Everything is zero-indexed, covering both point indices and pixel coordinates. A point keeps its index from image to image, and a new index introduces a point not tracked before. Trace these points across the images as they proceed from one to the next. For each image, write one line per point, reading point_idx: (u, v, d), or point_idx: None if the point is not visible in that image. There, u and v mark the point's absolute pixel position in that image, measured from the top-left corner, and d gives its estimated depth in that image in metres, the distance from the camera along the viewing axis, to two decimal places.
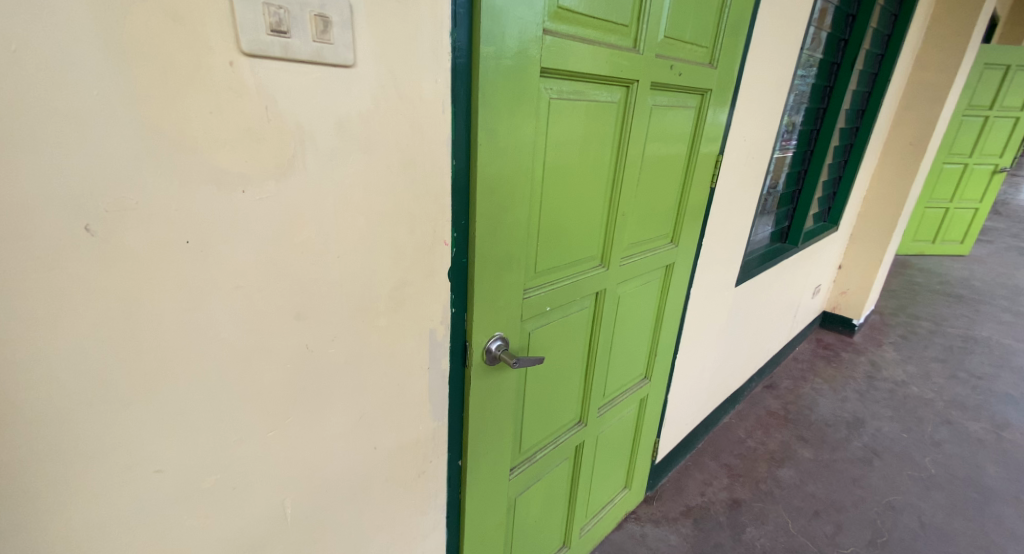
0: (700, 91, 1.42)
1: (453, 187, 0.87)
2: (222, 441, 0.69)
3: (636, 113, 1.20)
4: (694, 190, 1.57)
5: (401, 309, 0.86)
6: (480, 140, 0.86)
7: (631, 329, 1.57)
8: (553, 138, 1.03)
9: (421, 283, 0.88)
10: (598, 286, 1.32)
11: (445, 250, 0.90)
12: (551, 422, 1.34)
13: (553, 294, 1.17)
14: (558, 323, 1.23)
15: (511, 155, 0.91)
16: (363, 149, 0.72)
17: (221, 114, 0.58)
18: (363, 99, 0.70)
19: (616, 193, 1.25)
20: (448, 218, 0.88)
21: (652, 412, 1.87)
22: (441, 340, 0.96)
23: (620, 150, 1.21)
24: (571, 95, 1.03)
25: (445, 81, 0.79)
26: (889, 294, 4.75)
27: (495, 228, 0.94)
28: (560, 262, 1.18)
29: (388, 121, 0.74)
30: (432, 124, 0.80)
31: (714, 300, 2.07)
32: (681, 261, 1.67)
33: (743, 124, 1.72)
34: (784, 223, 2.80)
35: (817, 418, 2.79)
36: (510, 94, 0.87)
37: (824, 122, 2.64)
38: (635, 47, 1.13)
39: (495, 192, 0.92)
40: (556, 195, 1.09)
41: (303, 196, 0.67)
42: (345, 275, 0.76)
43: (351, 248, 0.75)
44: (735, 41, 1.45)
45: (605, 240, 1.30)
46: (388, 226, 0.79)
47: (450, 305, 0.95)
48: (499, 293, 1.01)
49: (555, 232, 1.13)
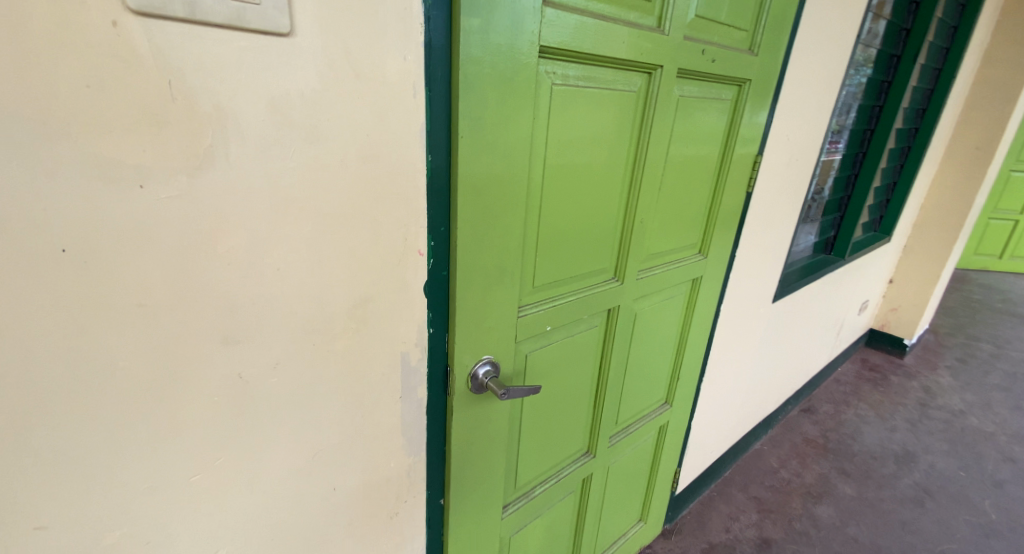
0: (737, 82, 1.24)
1: (430, 186, 0.73)
2: (127, 489, 0.58)
3: (659, 105, 1.04)
4: (728, 194, 1.39)
5: (364, 330, 0.73)
6: (462, 132, 0.72)
7: (650, 349, 1.41)
8: (556, 132, 0.88)
9: (390, 299, 0.75)
10: (610, 303, 1.16)
11: (420, 261, 0.76)
12: (552, 453, 1.20)
13: (555, 313, 1.03)
14: (561, 344, 1.09)
15: (502, 152, 0.77)
16: (308, 139, 0.59)
17: (104, 90, 0.46)
18: (306, 76, 0.57)
19: (634, 198, 1.10)
20: (423, 224, 0.75)
21: (673, 439, 1.69)
22: (417, 365, 0.82)
23: (639, 148, 1.05)
24: (580, 81, 0.89)
25: (418, 58, 0.66)
26: (945, 311, 4.38)
27: (481, 238, 0.80)
28: (565, 276, 1.03)
29: (341, 105, 0.60)
30: (401, 110, 0.66)
31: (747, 317, 1.88)
32: (710, 274, 1.49)
33: (787, 120, 1.53)
34: (830, 233, 2.55)
35: (861, 449, 2.53)
36: (500, 78, 0.73)
37: (880, 122, 2.39)
38: (658, 27, 0.97)
39: (483, 195, 0.78)
40: (559, 198, 0.94)
41: (228, 194, 0.55)
42: (289, 290, 0.63)
43: (297, 258, 0.63)
44: (780, 26, 1.26)
45: (620, 251, 1.14)
46: (346, 233, 0.66)
47: (428, 326, 0.81)
48: (487, 312, 0.87)
49: (558, 241, 0.98)
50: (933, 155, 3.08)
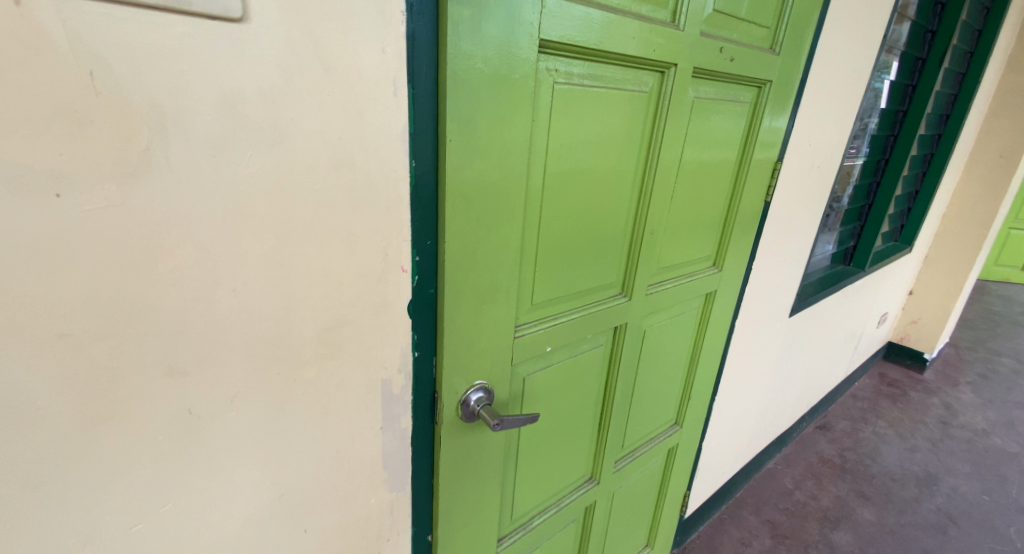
0: (757, 83, 1.15)
1: (414, 194, 0.65)
2: (54, 543, 0.50)
3: (672, 107, 0.95)
4: (745, 203, 1.29)
5: (338, 355, 0.65)
6: (451, 135, 0.64)
7: (660, 368, 1.31)
8: (559, 135, 0.80)
9: (369, 321, 0.66)
10: (616, 321, 1.07)
11: (403, 278, 0.68)
12: (551, 481, 1.11)
13: (556, 332, 0.94)
14: (563, 365, 1.00)
15: (497, 158, 0.69)
16: (267, 140, 0.51)
17: (7, 81, 0.38)
18: (263, 68, 0.49)
19: (644, 208, 1.01)
20: (407, 236, 0.67)
21: (682, 462, 1.60)
22: (401, 393, 0.74)
23: (650, 155, 0.97)
24: (585, 80, 0.80)
25: (398, 51, 0.58)
26: (965, 324, 4.23)
27: (473, 253, 0.72)
28: (567, 293, 0.95)
29: (307, 102, 0.53)
30: (379, 108, 0.58)
31: (762, 333, 1.78)
32: (724, 288, 1.39)
33: (809, 124, 1.43)
34: (849, 243, 2.45)
35: (880, 470, 2.41)
36: (494, 74, 0.65)
37: (903, 128, 2.28)
38: (672, 22, 0.88)
39: (475, 206, 0.70)
40: (561, 208, 0.86)
41: (168, 204, 0.47)
42: (246, 313, 0.55)
43: (256, 276, 0.55)
44: (803, 24, 1.18)
45: (628, 265, 1.06)
46: (316, 247, 0.58)
47: (413, 349, 0.73)
48: (479, 334, 0.79)
49: (560, 256, 0.90)
50: (956, 162, 2.95)
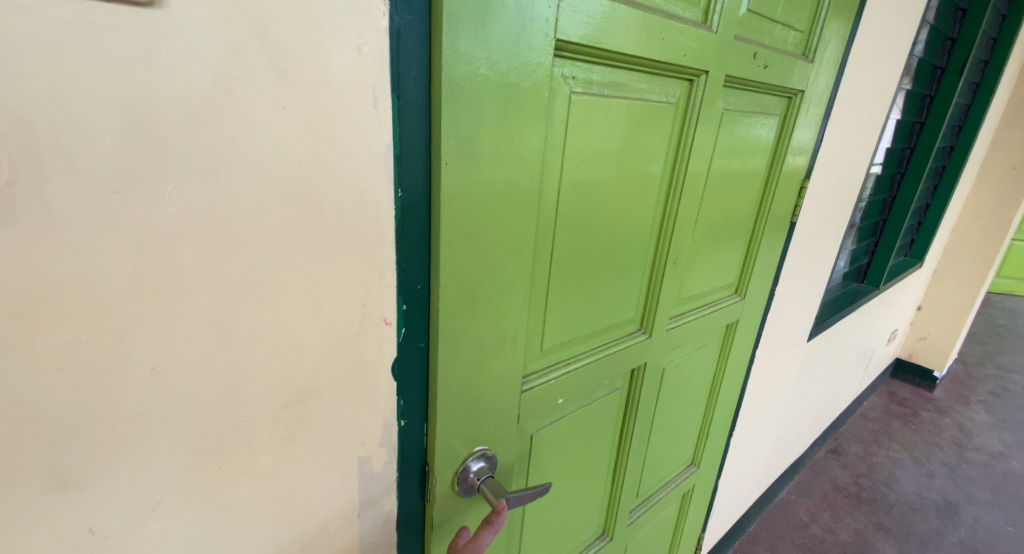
0: (788, 93, 1.03)
1: (400, 231, 0.52)
2: None
3: (701, 120, 0.83)
4: (770, 225, 1.17)
5: (302, 435, 0.51)
6: (448, 156, 0.50)
7: (678, 407, 1.18)
8: (575, 154, 0.67)
9: (342, 390, 0.53)
10: (634, 362, 0.94)
11: (387, 334, 0.55)
12: (561, 544, 0.97)
13: (569, 382, 0.81)
14: (575, 416, 0.87)
15: (504, 185, 0.56)
16: (199, 169, 0.38)
17: None
18: (192, 75, 0.36)
19: (667, 235, 0.89)
20: (392, 282, 0.53)
21: (698, 504, 1.46)
22: (384, 471, 0.60)
23: (674, 175, 0.85)
24: (606, 89, 0.68)
25: (379, 52, 0.45)
26: (972, 338, 4.13)
27: (475, 300, 0.59)
28: (581, 335, 0.81)
29: (255, 117, 0.40)
30: (354, 123, 0.45)
31: (780, 359, 1.65)
32: (746, 317, 1.27)
33: (837, 136, 1.31)
34: (863, 260, 2.33)
35: (898, 499, 2.29)
36: (501, 81, 0.52)
37: (920, 140, 2.18)
38: (705, 24, 0.76)
39: (477, 243, 0.56)
40: (576, 238, 0.73)
41: (53, 259, 0.35)
42: (172, 395, 0.42)
43: (185, 348, 0.41)
44: (838, 29, 1.07)
45: (648, 299, 0.93)
46: (270, 304, 0.45)
47: (399, 417, 0.59)
48: (481, 394, 0.65)
49: (575, 294, 0.77)
50: (968, 174, 2.86)
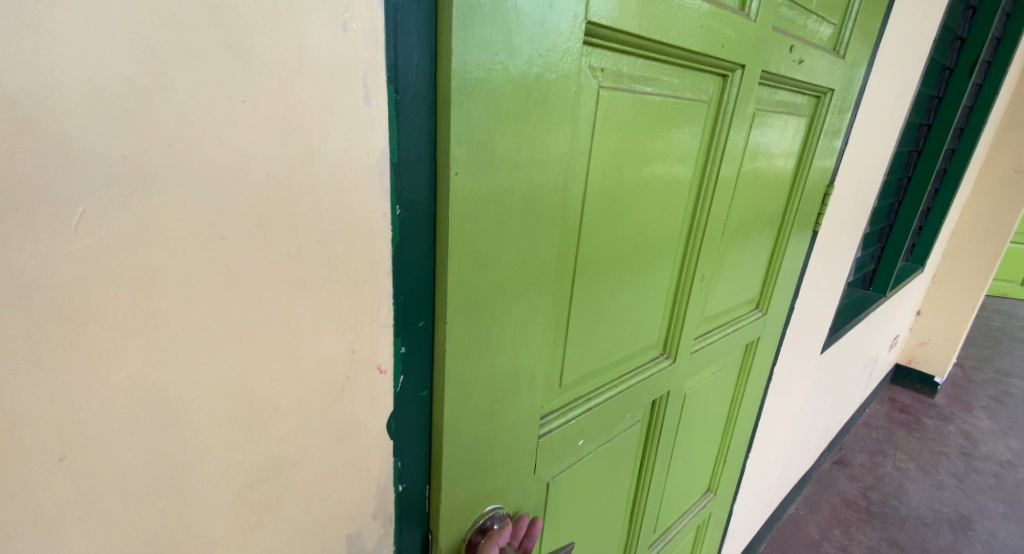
0: (817, 92, 0.95)
1: (398, 258, 0.41)
2: None
3: (733, 121, 0.73)
4: (794, 235, 1.08)
5: (275, 516, 0.41)
6: (458, 162, 0.40)
7: (698, 433, 1.09)
8: (599, 161, 0.57)
9: (324, 457, 0.42)
10: (657, 390, 0.85)
11: (380, 385, 0.44)
12: None
13: (589, 419, 0.71)
14: (594, 456, 0.77)
15: (525, 198, 0.46)
16: (121, 187, 0.28)
17: None
18: (106, 54, 0.26)
19: (694, 249, 0.79)
20: (387, 321, 0.43)
21: (713, 531, 1.37)
22: (377, 547, 0.50)
23: (704, 183, 0.75)
24: (636, 83, 0.58)
25: (372, 31, 0.35)
26: (969, 341, 4.10)
27: (490, 336, 0.48)
28: (603, 366, 0.71)
29: (203, 115, 0.29)
30: (338, 124, 0.35)
31: (794, 373, 1.56)
32: (767, 333, 1.18)
33: (861, 137, 1.23)
34: (869, 267, 2.26)
35: (909, 513, 2.21)
36: (522, 71, 0.42)
37: (928, 143, 2.11)
38: (742, 11, 0.67)
39: (493, 269, 0.46)
40: (599, 256, 0.63)
41: None
42: (93, 491, 0.31)
43: (110, 427, 0.31)
44: (869, 25, 0.98)
45: (673, 321, 0.83)
46: (228, 361, 0.34)
47: (396, 481, 0.49)
48: (495, 447, 0.54)
49: (597, 320, 0.67)
50: (971, 176, 2.81)
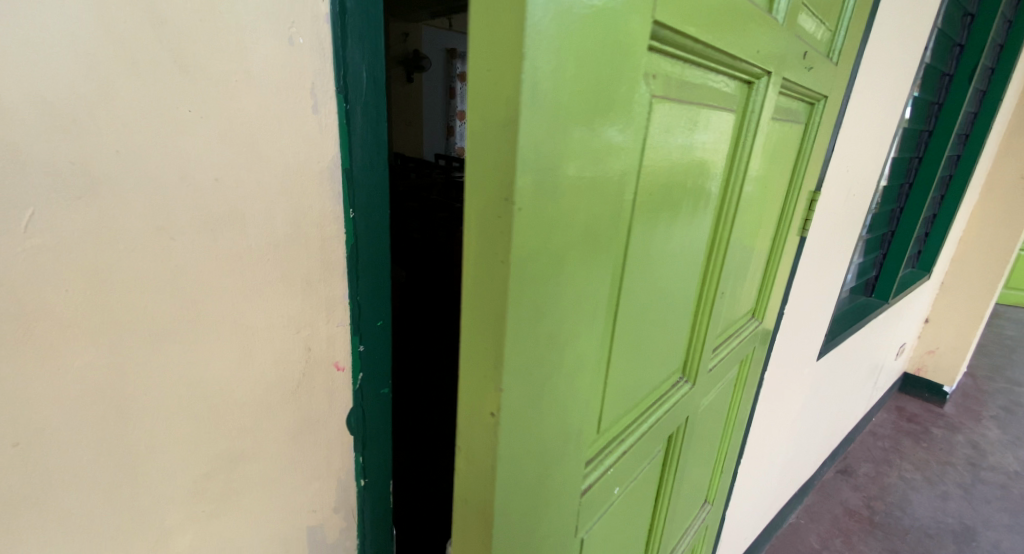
0: (815, 98, 0.95)
1: (354, 259, 0.43)
2: None
3: (761, 124, 0.61)
4: (787, 244, 1.09)
5: (229, 507, 0.42)
6: (522, 193, 0.29)
7: (700, 448, 1.02)
8: (648, 173, 0.43)
9: (279, 451, 0.44)
10: (677, 420, 0.71)
11: (338, 382, 0.46)
12: None
13: (620, 477, 0.57)
14: (618, 511, 0.61)
15: (584, 230, 0.35)
16: (68, 189, 0.30)
17: None
18: (53, 68, 0.28)
19: (716, 262, 0.66)
20: (343, 320, 0.44)
21: (709, 538, 1.37)
22: (339, 540, 0.51)
23: (727, 195, 0.62)
24: (682, 79, 0.43)
25: (320, 44, 0.37)
26: (981, 349, 4.00)
27: (546, 407, 0.37)
28: (633, 417, 0.57)
29: (151, 122, 0.31)
30: (285, 131, 0.37)
31: (790, 380, 1.53)
32: (761, 341, 1.18)
33: (850, 141, 1.22)
34: (870, 274, 2.12)
35: (913, 524, 2.12)
36: (591, 102, 0.32)
37: (930, 148, 1.99)
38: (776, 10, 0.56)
39: (557, 322, 0.35)
40: (639, 289, 0.48)
41: None
42: (48, 476, 0.33)
43: (64, 415, 0.33)
44: (856, 35, 0.99)
45: (692, 341, 0.70)
46: (180, 354, 0.36)
47: (358, 475, 0.50)
48: (547, 540, 0.43)
49: (631, 363, 0.52)
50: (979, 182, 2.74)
